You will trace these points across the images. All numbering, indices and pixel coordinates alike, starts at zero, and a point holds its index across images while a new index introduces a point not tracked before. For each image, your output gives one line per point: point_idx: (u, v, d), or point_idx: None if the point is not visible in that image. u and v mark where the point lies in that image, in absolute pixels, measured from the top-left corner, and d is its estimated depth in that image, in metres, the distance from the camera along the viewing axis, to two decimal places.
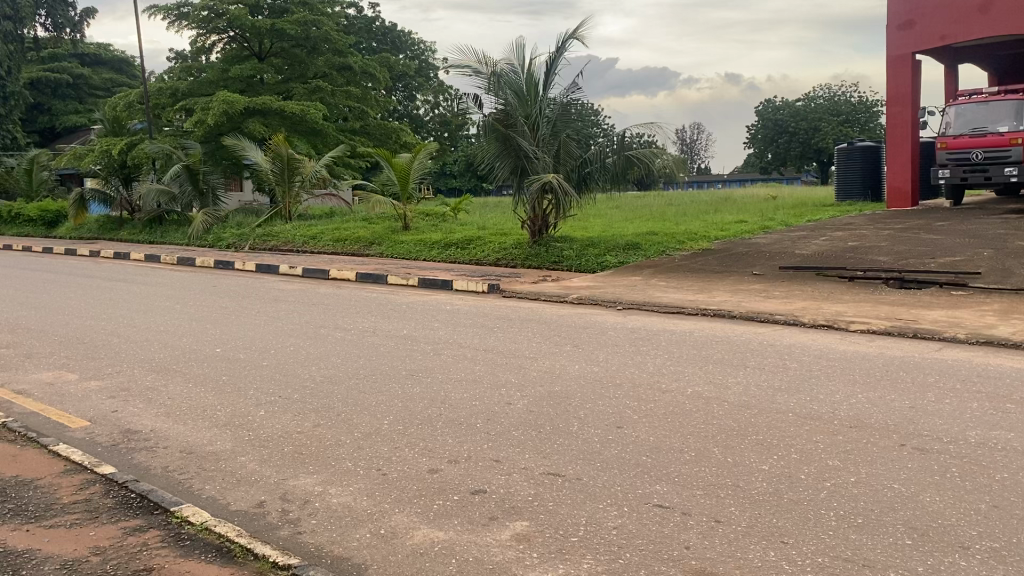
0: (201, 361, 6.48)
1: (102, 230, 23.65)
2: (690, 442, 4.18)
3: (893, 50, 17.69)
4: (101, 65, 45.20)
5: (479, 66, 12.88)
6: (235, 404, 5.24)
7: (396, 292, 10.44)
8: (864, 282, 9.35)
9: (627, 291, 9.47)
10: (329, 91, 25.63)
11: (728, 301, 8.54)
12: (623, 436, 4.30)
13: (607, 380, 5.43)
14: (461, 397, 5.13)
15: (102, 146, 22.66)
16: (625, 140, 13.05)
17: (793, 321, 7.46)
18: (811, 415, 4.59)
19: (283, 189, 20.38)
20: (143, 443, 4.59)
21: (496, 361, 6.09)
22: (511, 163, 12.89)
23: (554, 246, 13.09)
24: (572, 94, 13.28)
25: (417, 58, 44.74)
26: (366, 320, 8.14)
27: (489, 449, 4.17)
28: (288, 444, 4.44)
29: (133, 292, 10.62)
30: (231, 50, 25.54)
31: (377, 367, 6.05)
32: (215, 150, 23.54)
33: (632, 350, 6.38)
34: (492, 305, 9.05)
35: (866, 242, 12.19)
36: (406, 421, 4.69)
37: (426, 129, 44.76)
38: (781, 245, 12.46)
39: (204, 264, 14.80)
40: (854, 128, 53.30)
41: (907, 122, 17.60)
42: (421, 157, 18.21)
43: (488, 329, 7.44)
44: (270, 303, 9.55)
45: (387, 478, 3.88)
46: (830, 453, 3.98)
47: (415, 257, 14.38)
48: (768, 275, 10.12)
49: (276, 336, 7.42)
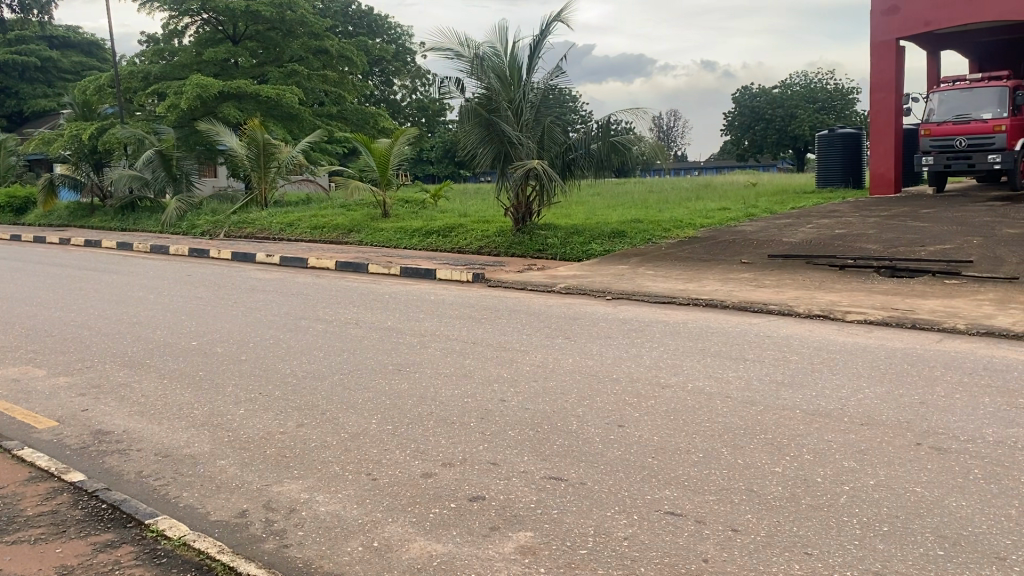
0: (175, 355, 6.18)
1: (73, 216, 23.11)
2: (697, 442, 3.97)
3: (879, 35, 17.51)
4: (70, 48, 44.01)
5: (461, 49, 12.57)
6: (214, 402, 4.98)
7: (377, 282, 10.17)
8: (855, 271, 9.19)
9: (615, 280, 9.25)
10: (305, 75, 25.17)
11: (719, 290, 8.34)
12: (626, 436, 4.08)
13: (603, 374, 5.21)
14: (452, 394, 4.89)
15: (72, 130, 22.11)
16: (608, 126, 12.83)
17: (788, 312, 7.27)
18: (819, 412, 4.40)
19: (258, 174, 19.95)
20: (115, 445, 4.32)
21: (486, 355, 5.86)
22: (494, 149, 12.60)
23: (539, 234, 12.87)
24: (555, 78, 13.00)
25: (394, 42, 44.24)
26: (348, 311, 7.87)
27: (485, 451, 3.94)
28: (271, 445, 4.19)
29: (104, 282, 10.28)
30: (205, 33, 24.96)
31: (361, 361, 5.80)
32: (188, 135, 23.02)
33: (626, 342, 6.16)
34: (477, 295, 8.81)
35: (853, 229, 12.05)
36: (395, 421, 4.45)
37: (404, 115, 44.25)
38: (768, 233, 12.29)
39: (178, 252, 14.44)
40: (831, 116, 53.50)
41: (891, 110, 17.53)
42: (401, 142, 17.86)
43: (475, 321, 7.20)
44: (247, 293, 9.24)
45: (377, 483, 3.65)
46: (844, 454, 3.80)
47: (396, 245, 14.11)
48: (757, 264, 9.94)
49: (255, 328, 7.14)
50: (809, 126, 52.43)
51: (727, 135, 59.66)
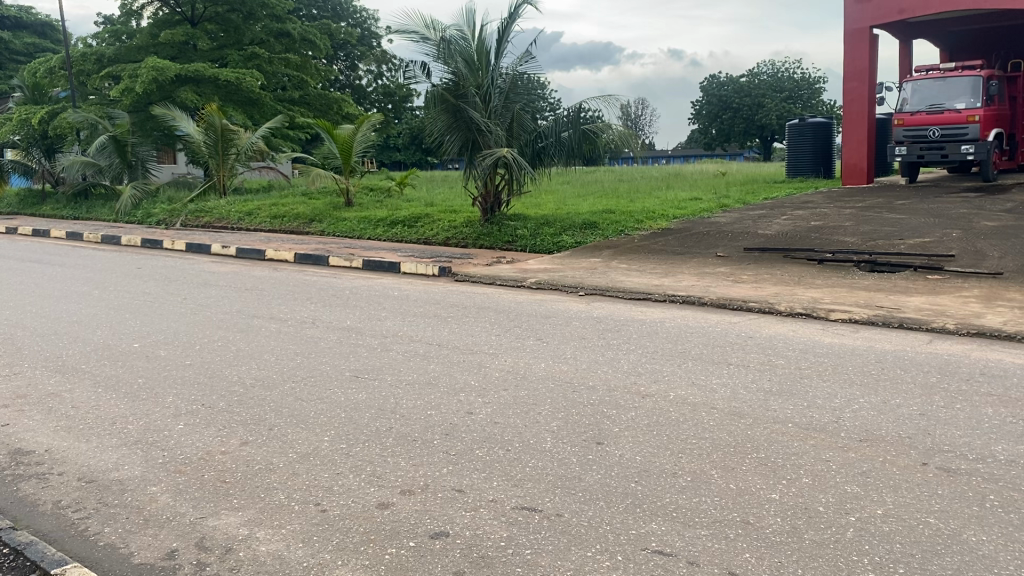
0: (112, 360, 5.68)
1: (22, 204, 22.24)
2: (683, 462, 3.59)
3: (852, 24, 17.27)
4: (22, 29, 42.58)
5: (427, 32, 12.09)
6: (150, 415, 4.51)
7: (338, 276, 9.69)
8: (834, 265, 8.89)
9: (587, 274, 8.86)
10: (266, 59, 24.42)
11: (696, 285, 7.99)
12: (606, 456, 3.69)
13: (577, 382, 4.82)
14: (413, 406, 4.48)
15: (22, 114, 21.28)
16: (579, 114, 12.43)
17: (769, 310, 6.92)
18: (813, 426, 4.05)
19: (216, 161, 19.29)
20: (33, 469, 3.84)
21: (452, 359, 5.44)
22: (462, 137, 12.14)
23: (507, 225, 12.45)
24: (524, 64, 12.56)
25: (360, 26, 43.48)
26: (304, 308, 7.42)
27: (449, 476, 3.53)
28: (210, 469, 3.75)
29: (45, 275, 9.65)
30: (162, 15, 24.29)
31: (316, 368, 5.34)
32: (144, 120, 22.23)
33: (600, 344, 5.76)
34: (441, 291, 8.38)
35: (829, 221, 11.77)
36: (350, 439, 4.03)
37: (369, 100, 43.49)
38: (742, 224, 11.98)
39: (130, 242, 13.81)
40: (798, 105, 53.60)
41: (865, 98, 17.32)
42: (364, 128, 17.30)
43: (439, 320, 6.77)
44: (197, 288, 8.73)
45: (327, 517, 3.23)
46: (846, 476, 3.45)
47: (359, 235, 13.63)
48: (733, 257, 9.61)
49: (203, 328, 6.64)
50: (776, 115, 52.66)
51: (695, 124, 59.60)
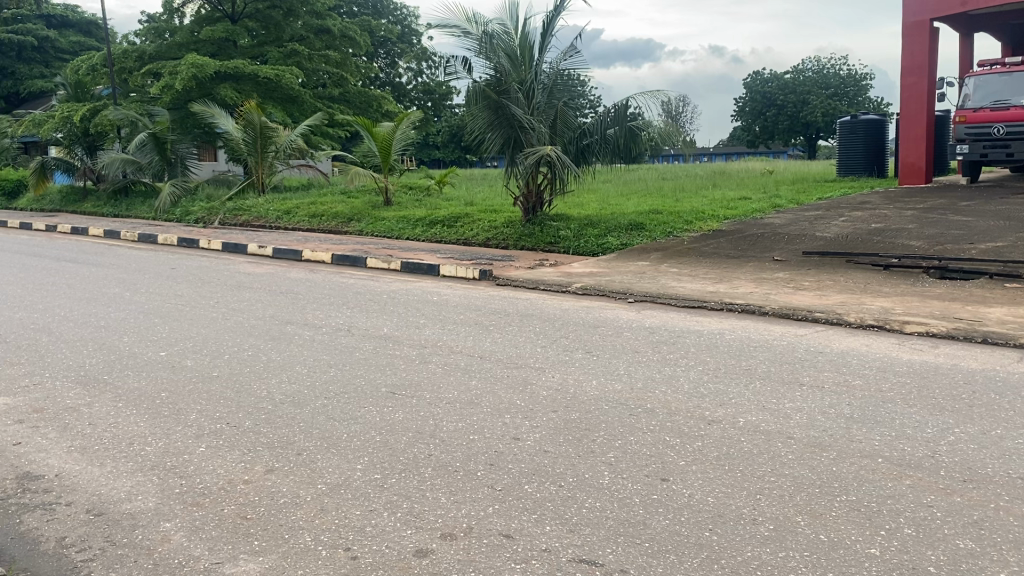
0: (139, 370, 5.37)
1: (64, 201, 22.32)
2: (764, 507, 3.15)
3: (911, 16, 16.56)
4: (69, 27, 43.09)
5: (468, 26, 11.70)
6: (172, 435, 4.17)
7: (375, 278, 9.36)
8: (901, 272, 8.31)
9: (636, 279, 8.39)
10: (305, 55, 24.25)
11: (754, 292, 7.49)
12: (675, 497, 3.25)
13: (634, 403, 4.37)
14: (454, 429, 4.07)
15: (64, 112, 21.30)
16: (624, 111, 11.91)
17: (837, 321, 6.40)
18: (907, 463, 3.57)
19: (255, 159, 19.13)
20: (40, 498, 3.50)
21: (496, 375, 5.02)
22: (504, 134, 11.72)
23: (550, 225, 12.02)
24: (567, 60, 12.09)
25: (400, 23, 43.46)
26: (339, 314, 7.08)
27: (496, 519, 3.12)
28: (231, 502, 3.37)
29: (78, 276, 9.43)
30: (204, 12, 24.23)
31: (350, 382, 4.96)
32: (185, 117, 22.18)
33: (656, 359, 5.31)
34: (483, 296, 8.00)
35: (890, 222, 11.17)
36: (386, 467, 3.64)
37: (409, 98, 43.43)
38: (799, 226, 11.42)
39: (166, 241, 13.62)
40: (843, 103, 52.47)
41: (923, 94, 16.59)
42: (403, 126, 16.98)
43: (480, 328, 6.37)
44: (231, 290, 8.43)
45: (358, 565, 2.84)
46: (958, 528, 2.97)
47: (398, 235, 13.32)
48: (791, 262, 9.09)
49: (234, 336, 6.31)
50: (821, 112, 51.44)
51: (737, 121, 58.60)
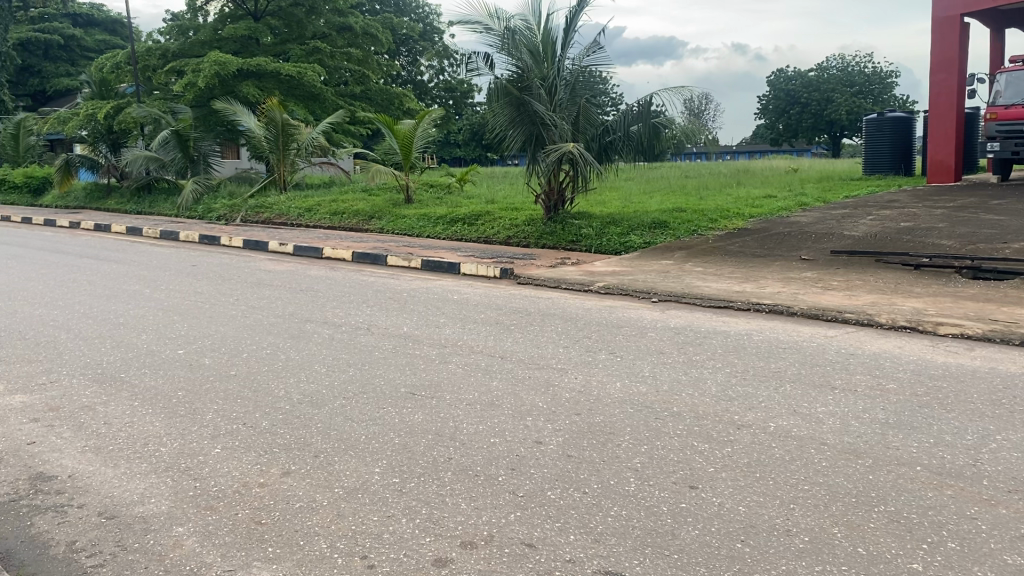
0: (156, 368, 5.30)
1: (89, 198, 22.45)
2: (799, 518, 3.01)
3: (940, 12, 16.24)
4: (95, 26, 43.45)
5: (490, 22, 11.58)
6: (187, 435, 4.09)
7: (395, 276, 9.26)
8: (933, 272, 8.10)
9: (660, 279, 8.24)
10: (328, 53, 24.25)
11: (782, 292, 7.32)
12: (705, 506, 3.12)
13: (659, 407, 4.24)
14: (474, 432, 3.96)
15: (89, 109, 21.42)
16: (648, 109, 11.76)
17: (868, 322, 6.22)
18: (948, 471, 3.41)
19: (277, 157, 19.13)
20: (52, 499, 3.43)
21: (517, 375, 4.91)
22: (526, 131, 11.60)
23: (571, 223, 11.89)
24: (590, 56, 11.94)
25: (422, 21, 43.49)
26: (359, 312, 6.98)
27: (518, 526, 3.00)
28: (246, 506, 3.28)
29: (99, 273, 9.42)
30: (227, 10, 24.24)
31: (370, 382, 4.86)
32: (207, 115, 22.23)
33: (682, 361, 5.16)
34: (505, 295, 7.88)
35: (920, 221, 10.93)
36: (404, 471, 3.54)
37: (430, 96, 43.44)
38: (826, 224, 11.21)
39: (188, 238, 13.62)
40: (868, 100, 51.88)
41: (953, 90, 16.27)
42: (424, 124, 16.89)
43: (501, 328, 6.25)
44: (251, 288, 8.37)
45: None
46: (1005, 544, 2.82)
47: (418, 233, 13.24)
48: (819, 261, 8.91)
49: (252, 333, 6.24)
50: (846, 110, 50.88)
51: (760, 119, 58.10)
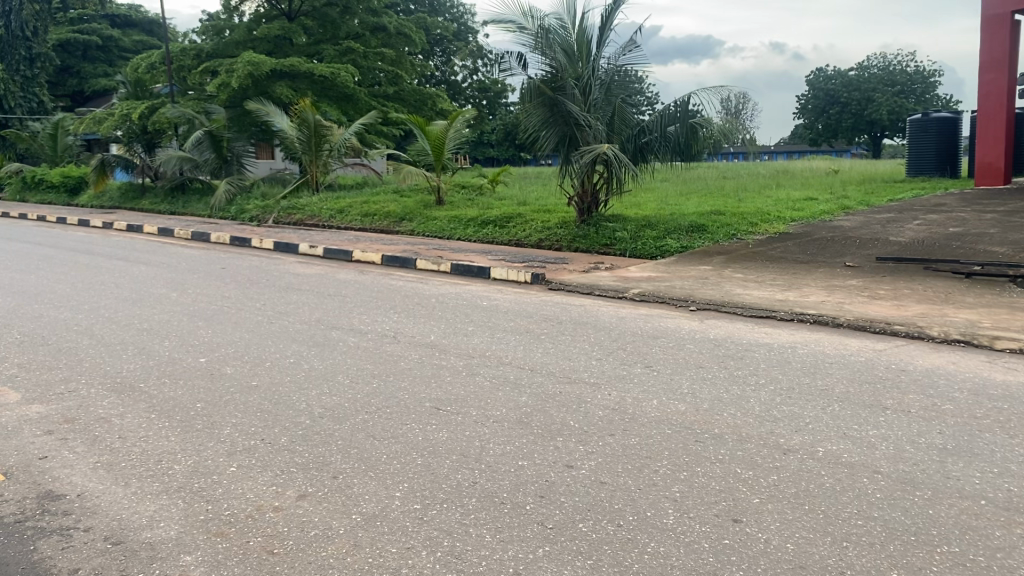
0: (178, 378, 5.16)
1: (124, 198, 22.61)
2: (855, 560, 2.75)
3: (990, 9, 15.69)
4: (131, 27, 43.92)
5: (523, 21, 11.37)
6: (202, 452, 3.92)
7: (425, 280, 9.07)
8: (985, 280, 7.73)
9: (697, 285, 7.96)
10: (361, 53, 24.17)
11: (826, 301, 7.01)
12: (753, 544, 2.86)
13: (699, 428, 3.99)
14: (501, 454, 3.74)
15: (124, 110, 21.57)
16: (687, 108, 11.43)
17: (919, 335, 5.91)
18: (1017, 507, 3.12)
19: (309, 158, 19.08)
20: (59, 522, 3.26)
21: (547, 391, 4.67)
22: (559, 132, 11.36)
23: (605, 226, 11.61)
24: (625, 56, 11.68)
25: (456, 21, 43.42)
26: (386, 319, 6.79)
27: (546, 564, 2.77)
28: (258, 533, 3.09)
29: (126, 274, 9.35)
30: (262, 10, 24.24)
31: (394, 396, 4.66)
32: (241, 115, 22.26)
33: (722, 377, 4.89)
34: (535, 301, 7.66)
35: (970, 226, 10.51)
36: (426, 496, 3.33)
37: (464, 96, 43.31)
38: (870, 229, 10.82)
39: (219, 239, 13.58)
40: (910, 100, 50.86)
41: (1003, 90, 15.72)
42: (456, 124, 16.73)
43: (531, 337, 6.03)
44: (277, 292, 8.23)
45: None
46: None
47: (449, 236, 13.04)
48: (864, 268, 8.56)
49: (277, 340, 6.09)
50: (887, 110, 49.90)
51: (799, 119, 57.18)
